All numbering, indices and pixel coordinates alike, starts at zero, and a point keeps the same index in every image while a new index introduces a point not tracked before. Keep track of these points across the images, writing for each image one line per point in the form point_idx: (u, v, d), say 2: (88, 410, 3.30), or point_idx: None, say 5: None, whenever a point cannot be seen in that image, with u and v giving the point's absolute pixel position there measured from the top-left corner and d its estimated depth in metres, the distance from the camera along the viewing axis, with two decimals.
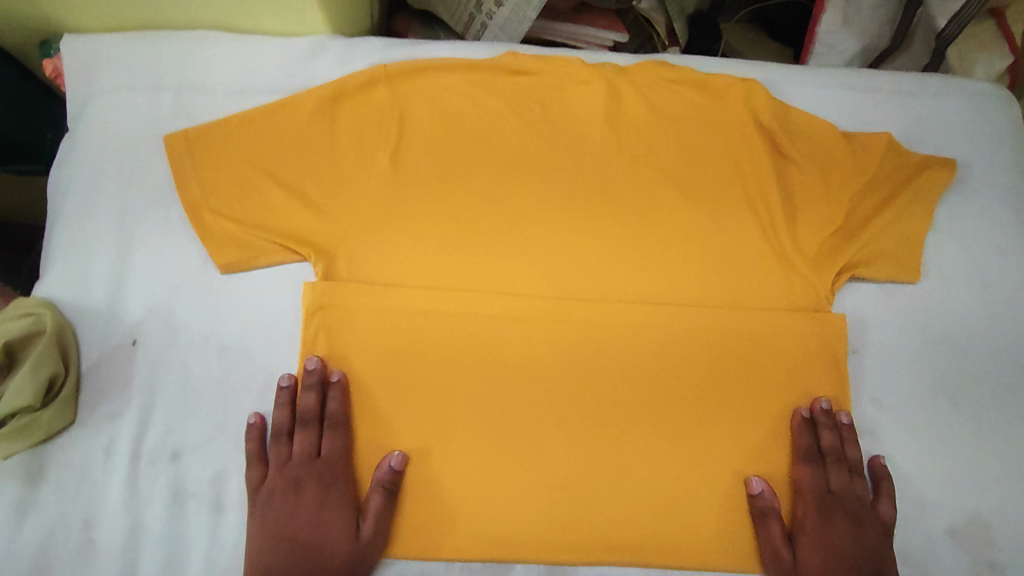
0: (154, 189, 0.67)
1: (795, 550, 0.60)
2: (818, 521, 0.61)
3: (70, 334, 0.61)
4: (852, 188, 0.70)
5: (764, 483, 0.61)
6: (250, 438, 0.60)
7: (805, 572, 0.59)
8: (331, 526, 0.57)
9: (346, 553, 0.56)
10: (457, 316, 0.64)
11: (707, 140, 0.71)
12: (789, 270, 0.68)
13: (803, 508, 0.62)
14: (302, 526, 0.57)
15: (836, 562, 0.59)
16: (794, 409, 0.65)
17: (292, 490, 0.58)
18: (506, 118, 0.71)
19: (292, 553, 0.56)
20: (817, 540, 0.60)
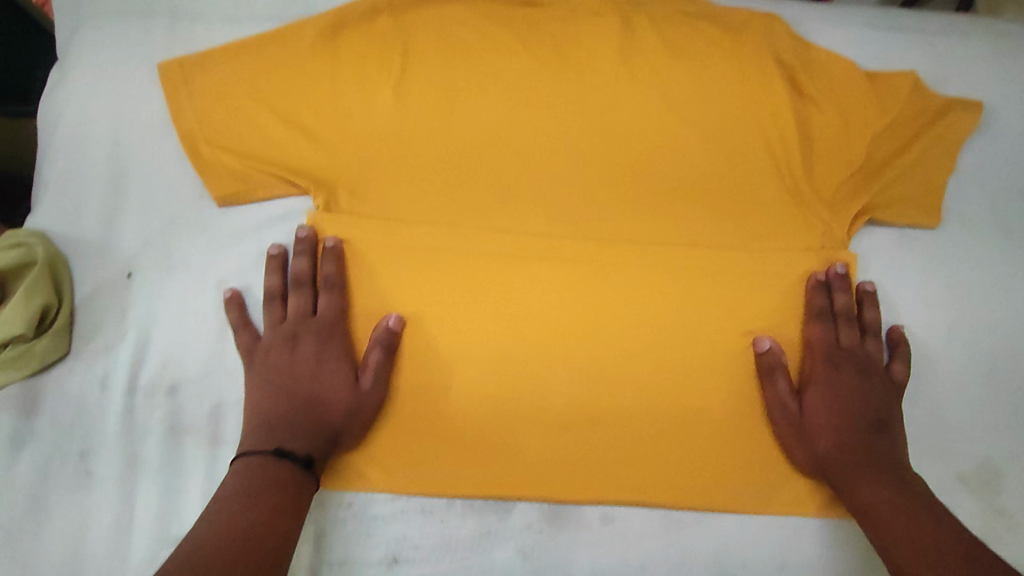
0: (147, 119, 0.65)
1: (804, 403, 0.61)
2: (826, 373, 0.61)
3: (64, 265, 0.60)
4: (870, 129, 0.67)
5: (773, 339, 0.62)
6: (230, 309, 0.59)
7: (811, 423, 0.60)
8: (330, 381, 0.58)
9: (346, 407, 0.57)
10: (462, 252, 0.62)
11: (724, 74, 0.68)
12: (803, 212, 0.66)
13: (812, 363, 0.62)
14: (301, 380, 0.58)
15: (842, 414, 0.60)
16: (810, 272, 0.64)
17: (289, 350, 0.58)
18: (515, 50, 0.68)
19: (293, 404, 0.56)
20: (823, 391, 0.61)
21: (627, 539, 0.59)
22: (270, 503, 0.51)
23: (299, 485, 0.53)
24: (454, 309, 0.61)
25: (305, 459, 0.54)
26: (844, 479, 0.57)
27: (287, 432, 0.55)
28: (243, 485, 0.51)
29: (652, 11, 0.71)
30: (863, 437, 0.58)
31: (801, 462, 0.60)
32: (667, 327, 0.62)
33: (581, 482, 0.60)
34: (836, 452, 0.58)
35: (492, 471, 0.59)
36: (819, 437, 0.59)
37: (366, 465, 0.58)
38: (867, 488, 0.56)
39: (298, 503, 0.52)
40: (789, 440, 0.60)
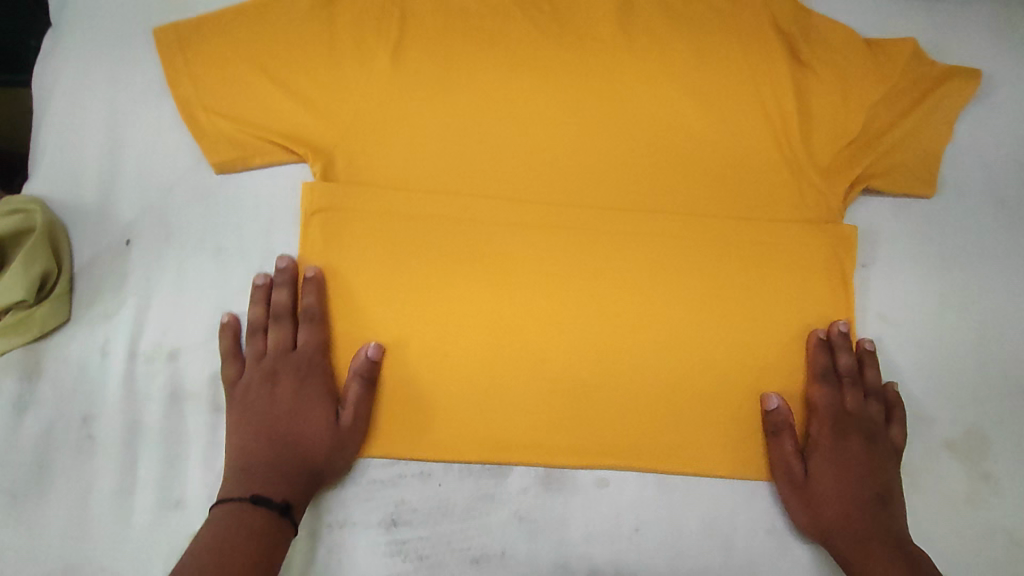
0: (144, 86, 0.64)
1: (807, 467, 0.60)
2: (832, 442, 0.60)
3: (62, 232, 0.60)
4: (868, 98, 0.67)
5: (780, 399, 0.61)
6: (225, 337, 0.59)
7: (814, 490, 0.59)
8: (309, 420, 0.57)
9: (325, 441, 0.56)
10: (460, 220, 0.63)
11: (722, 44, 0.68)
12: (798, 182, 0.66)
13: (818, 427, 0.61)
14: (281, 418, 0.57)
15: (846, 484, 0.59)
16: (811, 330, 0.64)
17: (269, 388, 0.58)
18: (513, 17, 0.67)
19: (272, 446, 0.56)
20: (829, 457, 0.60)
21: (620, 503, 0.60)
22: (241, 557, 0.49)
23: (272, 530, 0.52)
24: (451, 278, 0.62)
25: (281, 505, 0.53)
26: (850, 551, 0.56)
27: (267, 478, 0.54)
28: (217, 539, 0.50)
29: None
30: (868, 508, 0.58)
31: (807, 528, 0.59)
32: (658, 300, 0.63)
33: (576, 449, 0.60)
34: (840, 522, 0.58)
35: (488, 436, 0.60)
36: (826, 505, 0.58)
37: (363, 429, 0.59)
38: (873, 566, 0.55)
39: (272, 554, 0.51)
40: (795, 507, 0.59)
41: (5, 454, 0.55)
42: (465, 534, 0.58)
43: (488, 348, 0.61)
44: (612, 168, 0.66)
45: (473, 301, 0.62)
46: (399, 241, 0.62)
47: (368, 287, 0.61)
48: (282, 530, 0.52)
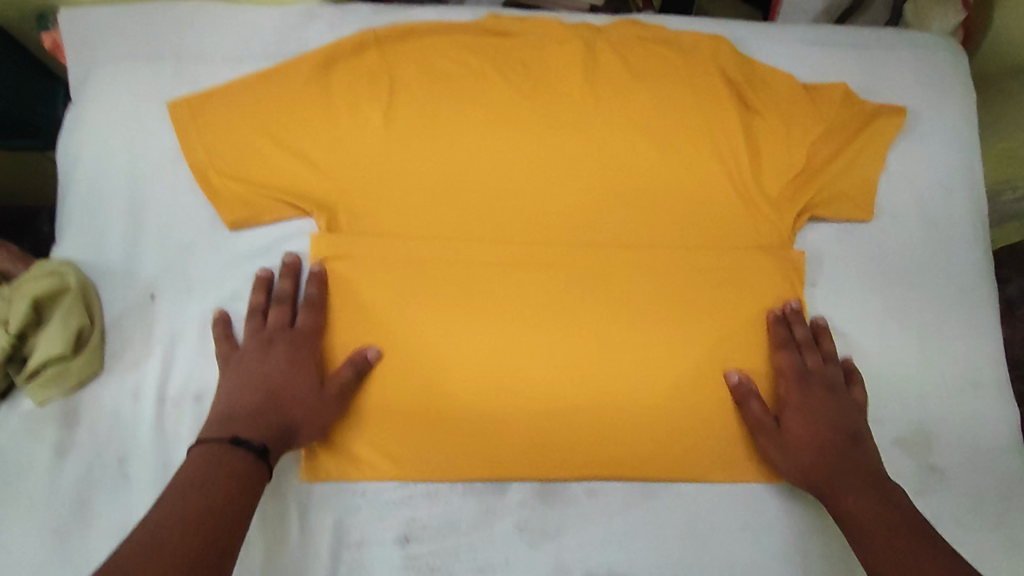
0: (160, 153, 0.71)
1: (783, 423, 0.67)
2: (798, 393, 0.68)
3: (93, 291, 0.66)
4: (810, 136, 0.76)
5: (744, 372, 0.70)
6: (216, 325, 0.65)
7: (794, 442, 0.66)
8: (296, 385, 0.63)
9: (307, 407, 0.62)
10: (452, 264, 0.70)
11: (678, 93, 0.76)
12: (751, 214, 0.75)
13: (785, 385, 0.69)
14: (272, 380, 0.62)
15: (821, 432, 0.65)
16: (768, 309, 0.72)
17: (263, 353, 0.64)
18: (490, 77, 0.75)
19: (259, 401, 0.61)
20: (797, 407, 0.67)
21: (609, 511, 0.67)
22: (221, 490, 0.54)
23: (250, 470, 0.56)
24: (445, 311, 0.69)
25: (261, 448, 0.58)
26: (826, 488, 0.63)
27: (248, 425, 0.59)
28: (199, 474, 0.54)
29: (611, 36, 0.78)
30: (837, 447, 0.64)
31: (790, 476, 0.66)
32: (631, 321, 0.71)
33: (564, 463, 0.67)
34: (819, 465, 0.64)
35: (487, 452, 0.66)
36: (800, 450, 0.65)
37: (373, 454, 0.65)
38: (848, 499, 0.61)
39: (249, 491, 0.55)
40: (776, 455, 0.67)
41: (48, 497, 0.61)
42: (472, 546, 0.64)
43: (481, 376, 0.68)
44: (586, 207, 0.74)
45: (467, 329, 0.69)
46: (396, 281, 0.69)
47: (370, 324, 0.68)
48: (259, 470, 0.57)
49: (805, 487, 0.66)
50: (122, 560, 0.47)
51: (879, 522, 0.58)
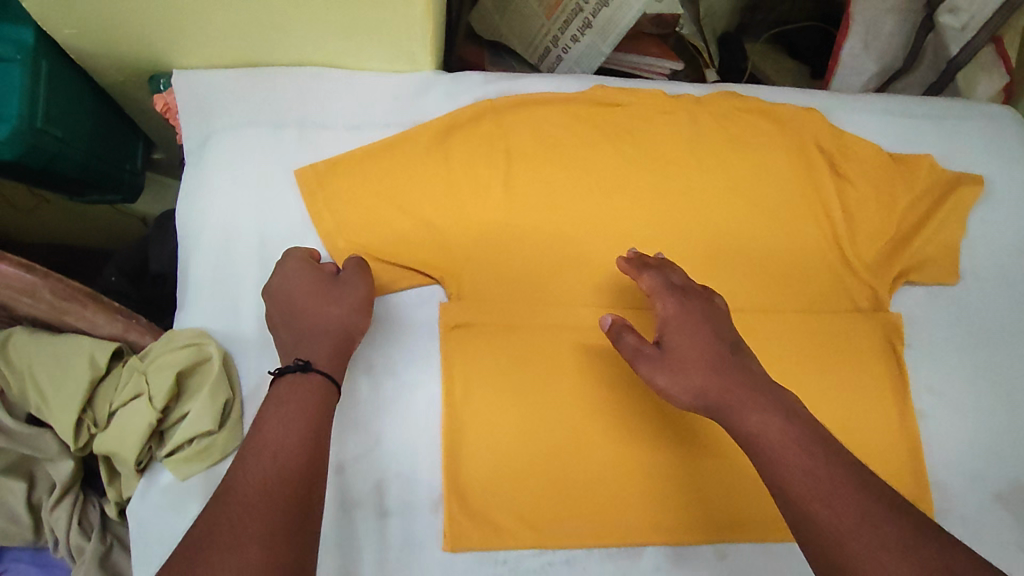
0: (290, 221, 0.72)
1: (662, 346, 0.62)
2: (674, 309, 0.64)
3: (232, 362, 0.66)
4: (900, 203, 0.80)
5: (615, 315, 0.65)
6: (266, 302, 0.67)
7: (680, 360, 0.61)
8: (312, 290, 0.65)
9: (333, 297, 0.64)
10: (575, 328, 0.72)
11: (776, 162, 0.80)
12: (847, 277, 0.79)
13: (661, 302, 0.65)
14: (296, 293, 0.65)
15: (705, 345, 0.61)
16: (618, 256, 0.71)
17: (279, 276, 0.66)
18: (601, 145, 0.78)
19: (297, 324, 0.63)
20: (676, 324, 0.63)
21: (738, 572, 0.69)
22: (276, 419, 0.56)
23: (302, 390, 0.58)
24: (570, 375, 0.70)
25: (299, 362, 0.59)
26: (723, 405, 0.59)
27: (304, 352, 0.61)
28: (259, 414, 0.57)
29: (711, 107, 0.81)
30: (721, 360, 0.61)
31: (683, 402, 0.61)
32: None
33: (696, 530, 0.69)
34: (711, 381, 0.60)
35: (622, 517, 0.68)
36: (692, 370, 0.60)
37: (512, 521, 0.66)
38: (749, 415, 0.58)
39: (308, 410, 0.57)
40: (666, 381, 0.61)
41: None
42: None
43: (611, 439, 0.69)
44: (696, 271, 0.76)
45: (592, 393, 0.70)
46: (521, 344, 0.70)
47: (501, 390, 0.69)
48: (309, 383, 0.59)
49: (699, 411, 0.60)
50: (212, 509, 0.50)
51: (785, 437, 0.56)
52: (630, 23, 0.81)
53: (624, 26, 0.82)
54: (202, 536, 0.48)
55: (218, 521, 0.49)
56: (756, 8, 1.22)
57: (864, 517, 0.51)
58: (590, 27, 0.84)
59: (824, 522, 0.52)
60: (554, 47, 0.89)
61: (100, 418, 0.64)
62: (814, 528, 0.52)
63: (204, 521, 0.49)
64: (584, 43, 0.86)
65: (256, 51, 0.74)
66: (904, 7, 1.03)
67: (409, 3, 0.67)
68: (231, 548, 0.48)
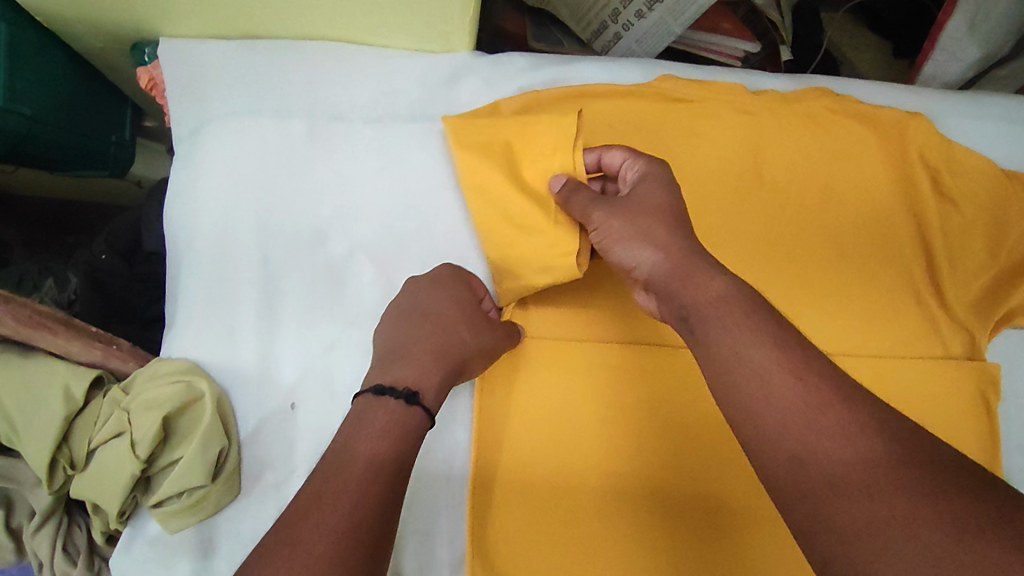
0: (294, 233, 0.61)
1: (629, 194, 0.52)
2: (643, 163, 0.54)
3: (228, 403, 0.57)
4: (1014, 231, 0.67)
5: (570, 175, 0.57)
6: (415, 295, 0.57)
7: (651, 204, 0.50)
8: (451, 311, 0.55)
9: (470, 329, 0.55)
10: (619, 367, 0.61)
11: (869, 175, 0.68)
12: (943, 315, 0.67)
13: (627, 167, 0.55)
14: (437, 310, 0.55)
15: (669, 207, 0.50)
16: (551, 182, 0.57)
17: (427, 280, 0.57)
18: (663, 148, 0.66)
19: (419, 337, 0.54)
20: (641, 177, 0.53)
21: None
22: (362, 457, 0.44)
23: (395, 428, 0.47)
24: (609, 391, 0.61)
25: (408, 392, 0.49)
26: (680, 267, 0.46)
27: (394, 373, 0.51)
28: (336, 444, 0.45)
29: (797, 106, 0.68)
30: (682, 228, 0.49)
31: (634, 268, 0.49)
32: None
33: (683, 488, 0.59)
34: (670, 237, 0.48)
35: (597, 457, 0.59)
36: (643, 218, 0.49)
37: None
38: (700, 277, 0.45)
39: (398, 452, 0.45)
40: (604, 231, 0.51)
41: None
42: None
43: (638, 449, 0.59)
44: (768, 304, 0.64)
45: (655, 448, 0.60)
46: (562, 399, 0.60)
47: (533, 418, 0.59)
48: (391, 412, 0.48)
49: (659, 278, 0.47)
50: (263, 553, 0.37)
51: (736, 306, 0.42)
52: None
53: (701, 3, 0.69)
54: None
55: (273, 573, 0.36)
56: None
57: (818, 396, 0.37)
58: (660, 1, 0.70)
59: (757, 405, 0.38)
60: (612, 23, 0.75)
61: (78, 459, 0.56)
62: (753, 414, 0.38)
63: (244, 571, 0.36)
64: (650, 20, 0.73)
65: (259, 20, 0.62)
66: None
67: None
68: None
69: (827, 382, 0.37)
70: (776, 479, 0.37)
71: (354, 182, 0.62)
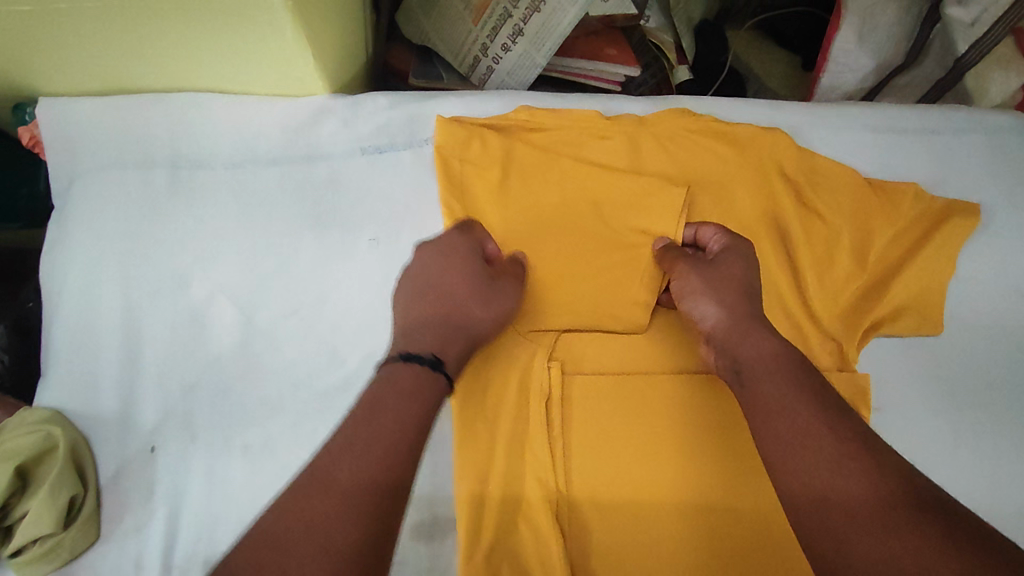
0: (159, 281, 0.63)
1: (716, 260, 0.61)
2: (729, 236, 0.63)
3: (86, 448, 0.58)
4: (878, 240, 0.68)
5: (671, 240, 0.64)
6: (429, 259, 0.60)
7: (733, 274, 0.60)
8: (462, 284, 0.59)
9: (481, 302, 0.59)
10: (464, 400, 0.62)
11: (735, 189, 0.68)
12: (809, 327, 0.67)
13: (714, 235, 0.63)
14: (447, 279, 0.59)
15: (747, 282, 0.60)
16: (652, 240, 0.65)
17: (439, 251, 0.60)
18: (522, 177, 0.66)
19: (435, 310, 0.58)
20: (726, 249, 0.62)
21: None
22: (392, 412, 0.48)
23: (420, 385, 0.51)
24: (655, 412, 0.64)
25: (433, 359, 0.53)
26: (740, 330, 0.57)
27: (417, 343, 0.55)
28: (368, 396, 0.49)
29: (656, 128, 0.69)
30: (751, 297, 0.59)
31: (702, 320, 0.60)
32: (697, 450, 0.63)
33: (719, 505, 0.61)
34: (739, 304, 0.58)
35: (643, 471, 0.61)
36: (719, 283, 0.59)
37: None
38: (748, 342, 0.55)
39: (425, 409, 0.49)
40: (683, 285, 0.61)
41: None
42: None
43: (679, 465, 0.62)
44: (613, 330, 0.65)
45: (696, 473, 0.62)
46: (619, 425, 0.63)
47: (584, 436, 0.62)
48: (412, 372, 0.51)
49: (726, 337, 0.57)
50: (304, 492, 0.43)
51: (775, 363, 0.53)
52: (565, 31, 0.72)
53: (558, 34, 0.72)
54: (279, 535, 0.41)
55: (313, 513, 0.42)
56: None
57: (833, 445, 0.46)
58: (522, 33, 0.74)
59: (791, 448, 0.48)
60: (483, 56, 0.77)
61: None
62: (785, 456, 0.48)
63: (288, 505, 0.42)
64: (515, 52, 0.75)
65: (125, 76, 0.65)
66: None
67: (276, 26, 0.57)
68: (324, 554, 0.40)
69: (849, 434, 0.47)
70: (793, 502, 0.46)
71: (216, 227, 0.64)
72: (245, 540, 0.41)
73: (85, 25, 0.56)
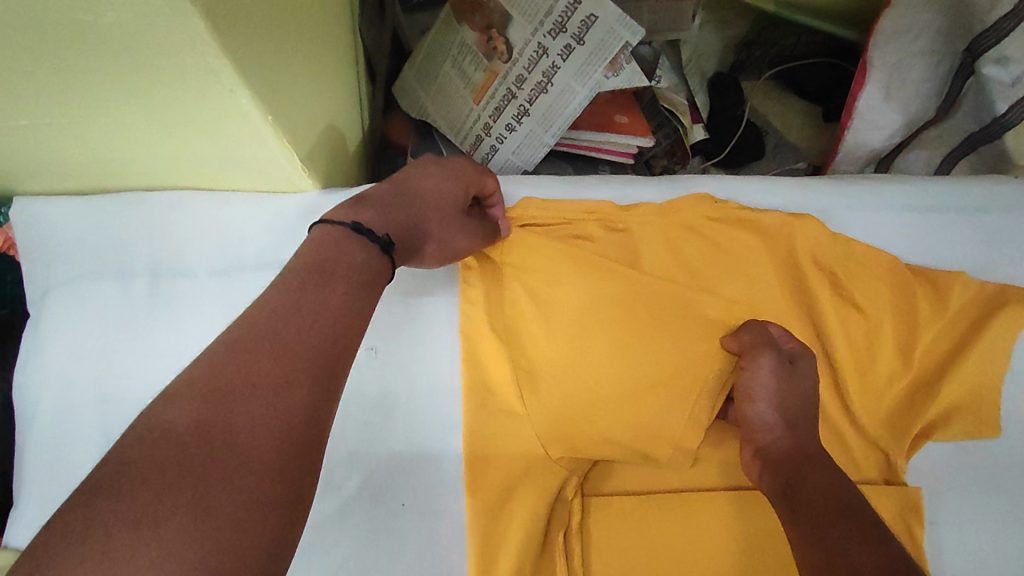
0: (134, 401, 0.58)
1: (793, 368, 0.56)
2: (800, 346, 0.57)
3: None
4: (925, 335, 0.62)
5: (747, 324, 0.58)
6: (430, 168, 0.58)
7: (803, 389, 0.55)
8: (439, 198, 0.57)
9: (443, 223, 0.57)
10: (473, 531, 0.56)
11: (761, 282, 0.63)
12: (839, 432, 0.62)
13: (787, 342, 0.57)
14: (431, 185, 0.57)
15: (806, 401, 0.55)
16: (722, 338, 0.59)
17: (441, 164, 0.58)
18: (531, 277, 0.61)
19: (402, 197, 0.55)
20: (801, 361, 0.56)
21: None
22: (341, 283, 0.46)
23: (370, 265, 0.49)
24: (690, 545, 0.57)
25: (386, 241, 0.51)
26: (801, 459, 0.52)
27: (368, 215, 0.52)
28: (316, 260, 0.46)
29: (675, 217, 0.63)
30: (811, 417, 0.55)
31: (761, 428, 0.55)
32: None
33: None
34: (798, 426, 0.54)
35: None
36: (789, 395, 0.55)
37: None
38: (817, 478, 0.50)
39: (369, 287, 0.48)
40: (755, 384, 0.55)
41: None
42: None
43: None
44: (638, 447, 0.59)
45: None
46: (663, 536, 0.57)
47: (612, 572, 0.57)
48: (360, 250, 0.49)
49: (783, 458, 0.53)
50: (247, 352, 0.40)
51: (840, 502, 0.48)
52: (574, 113, 0.67)
53: (567, 115, 0.67)
54: (218, 384, 0.38)
55: (258, 372, 0.39)
56: (754, 42, 1.01)
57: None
58: (528, 114, 0.69)
59: None
60: (485, 135, 0.72)
61: None
62: None
63: (226, 364, 0.39)
64: (520, 132, 0.70)
65: (98, 177, 0.60)
66: (935, 49, 0.79)
67: (255, 136, 0.51)
68: (268, 408, 0.38)
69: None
70: None
71: (198, 340, 0.59)
72: (178, 391, 0.37)
73: (41, 137, 0.51)
